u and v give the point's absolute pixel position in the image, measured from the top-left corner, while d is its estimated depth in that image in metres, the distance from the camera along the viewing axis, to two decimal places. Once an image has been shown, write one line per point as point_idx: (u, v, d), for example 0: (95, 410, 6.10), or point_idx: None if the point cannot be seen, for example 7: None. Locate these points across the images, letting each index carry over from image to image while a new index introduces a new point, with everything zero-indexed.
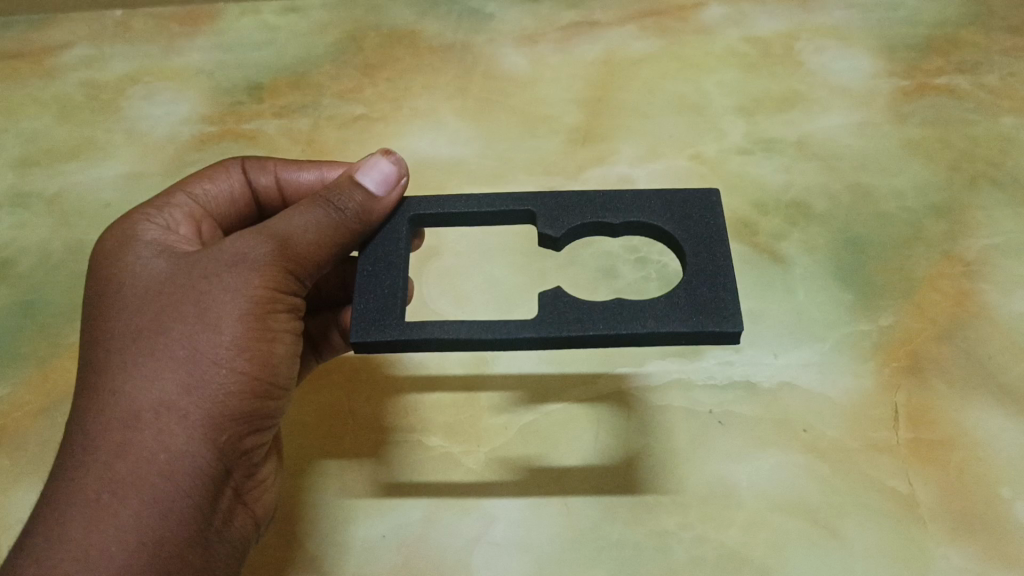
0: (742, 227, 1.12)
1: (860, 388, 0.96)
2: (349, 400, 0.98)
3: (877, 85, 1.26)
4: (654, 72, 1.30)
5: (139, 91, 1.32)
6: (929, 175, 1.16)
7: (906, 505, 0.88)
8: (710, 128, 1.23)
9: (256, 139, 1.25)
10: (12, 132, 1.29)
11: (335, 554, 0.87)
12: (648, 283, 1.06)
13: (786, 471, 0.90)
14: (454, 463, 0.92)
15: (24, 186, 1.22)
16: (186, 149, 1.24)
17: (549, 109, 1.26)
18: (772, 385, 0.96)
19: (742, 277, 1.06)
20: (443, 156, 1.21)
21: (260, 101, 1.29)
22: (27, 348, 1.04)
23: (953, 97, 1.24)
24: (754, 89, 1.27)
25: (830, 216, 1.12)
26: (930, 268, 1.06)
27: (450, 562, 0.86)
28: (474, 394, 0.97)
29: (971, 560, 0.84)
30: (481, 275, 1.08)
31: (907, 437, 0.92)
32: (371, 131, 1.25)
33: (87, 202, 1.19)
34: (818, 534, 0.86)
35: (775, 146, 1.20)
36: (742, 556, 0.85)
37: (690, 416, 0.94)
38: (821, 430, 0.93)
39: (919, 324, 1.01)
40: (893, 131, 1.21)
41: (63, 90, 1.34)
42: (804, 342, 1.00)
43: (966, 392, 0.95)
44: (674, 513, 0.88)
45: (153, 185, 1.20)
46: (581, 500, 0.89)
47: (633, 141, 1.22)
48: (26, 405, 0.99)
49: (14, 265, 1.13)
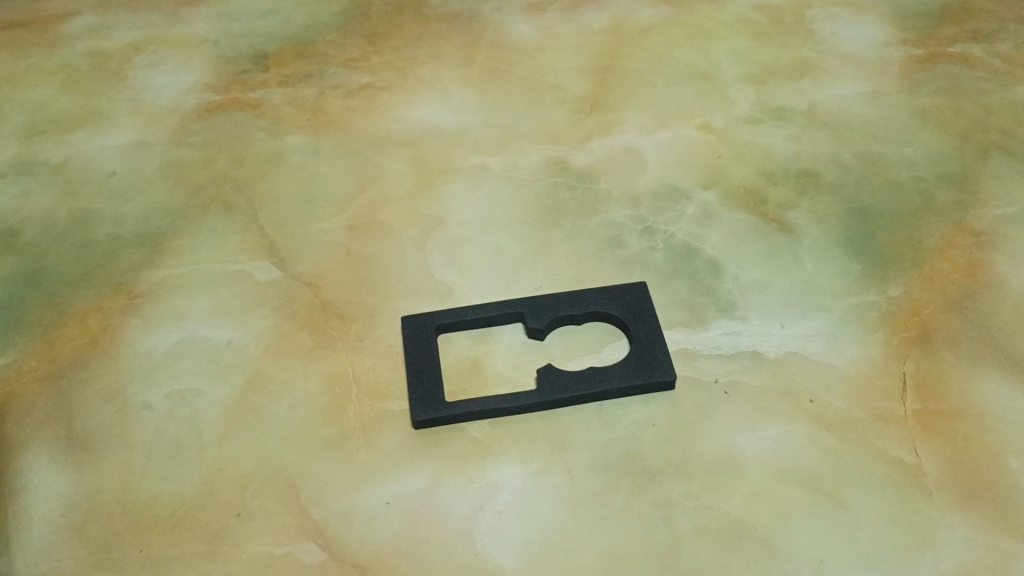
0: (750, 197, 1.11)
1: (867, 357, 0.95)
2: (353, 366, 0.97)
3: (889, 53, 1.26)
4: (663, 41, 1.30)
5: (143, 60, 1.32)
6: (941, 144, 1.15)
7: (912, 475, 0.87)
8: (719, 97, 1.22)
9: (261, 108, 1.24)
10: (15, 101, 1.28)
11: (338, 520, 0.87)
12: (654, 253, 1.05)
13: (792, 441, 0.90)
14: (459, 431, 0.92)
15: (27, 155, 1.21)
16: (191, 119, 1.24)
17: (557, 78, 1.25)
18: (779, 355, 0.96)
19: (750, 246, 1.06)
20: (449, 125, 1.21)
21: (265, 70, 1.29)
22: (30, 316, 1.03)
23: (966, 66, 1.24)
24: (763, 58, 1.27)
25: (840, 185, 1.11)
26: (940, 238, 1.05)
27: (454, 530, 0.86)
28: (480, 364, 0.97)
29: (978, 531, 0.84)
30: (487, 245, 1.07)
31: (914, 408, 0.92)
32: (377, 100, 1.24)
33: (92, 170, 1.18)
34: (823, 505, 0.86)
35: (784, 115, 1.19)
36: (747, 526, 0.85)
37: (695, 387, 0.94)
38: (828, 400, 0.93)
39: (928, 294, 1.00)
40: (903, 100, 1.20)
41: (68, 58, 1.33)
42: (811, 312, 0.99)
43: (975, 362, 0.95)
44: (679, 482, 0.88)
45: (158, 154, 1.20)
46: (586, 470, 0.89)
47: (641, 110, 1.21)
48: (30, 373, 0.98)
49: (19, 233, 1.12)
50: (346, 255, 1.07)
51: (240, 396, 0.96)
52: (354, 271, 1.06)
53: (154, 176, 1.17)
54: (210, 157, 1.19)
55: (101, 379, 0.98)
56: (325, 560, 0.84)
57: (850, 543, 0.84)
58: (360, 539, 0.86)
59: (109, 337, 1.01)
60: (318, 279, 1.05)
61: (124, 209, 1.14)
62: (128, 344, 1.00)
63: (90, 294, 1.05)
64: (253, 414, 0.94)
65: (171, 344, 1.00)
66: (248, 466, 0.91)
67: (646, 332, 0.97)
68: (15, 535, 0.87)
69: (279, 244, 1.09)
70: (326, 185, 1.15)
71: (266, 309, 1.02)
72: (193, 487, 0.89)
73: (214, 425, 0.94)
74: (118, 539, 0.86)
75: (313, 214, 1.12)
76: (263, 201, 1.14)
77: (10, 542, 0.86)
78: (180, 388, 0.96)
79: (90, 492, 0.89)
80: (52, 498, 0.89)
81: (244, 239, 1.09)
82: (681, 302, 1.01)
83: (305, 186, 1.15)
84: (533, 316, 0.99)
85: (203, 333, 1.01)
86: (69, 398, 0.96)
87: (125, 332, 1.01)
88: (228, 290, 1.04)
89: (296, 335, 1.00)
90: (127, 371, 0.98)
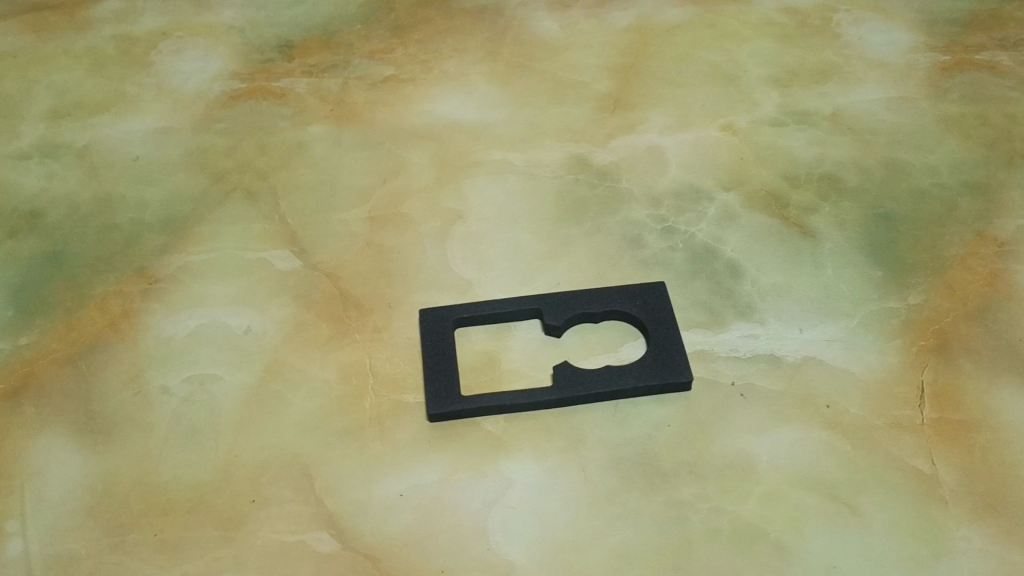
0: (771, 199, 1.10)
1: (885, 364, 0.95)
2: (370, 357, 0.98)
3: (916, 59, 1.25)
4: (688, 41, 1.29)
5: (170, 46, 1.33)
6: (966, 152, 1.14)
7: (927, 484, 0.87)
8: (743, 99, 1.22)
9: (285, 97, 1.25)
10: (42, 83, 1.28)
11: (352, 511, 0.87)
12: (674, 253, 1.05)
13: (807, 447, 0.90)
14: (474, 425, 0.92)
15: (52, 137, 1.22)
16: (215, 106, 1.24)
17: (580, 76, 1.25)
18: (796, 360, 0.96)
19: (770, 249, 1.05)
20: (472, 120, 1.21)
21: (290, 59, 1.29)
22: (52, 298, 1.04)
23: (993, 74, 1.23)
24: (789, 60, 1.26)
25: (862, 191, 1.11)
26: (962, 247, 1.05)
27: (466, 524, 0.86)
28: (496, 358, 0.97)
29: (991, 543, 0.84)
30: (505, 240, 1.07)
31: (931, 417, 0.91)
32: (401, 92, 1.25)
33: (116, 154, 1.19)
34: (837, 511, 0.86)
35: (808, 119, 1.19)
36: (760, 530, 0.85)
37: (711, 388, 0.94)
38: (844, 406, 0.92)
39: (949, 303, 1.00)
40: (929, 107, 1.19)
41: (96, 43, 1.34)
42: (830, 317, 0.99)
43: (994, 373, 0.94)
44: (692, 484, 0.88)
45: (182, 140, 1.20)
46: (599, 469, 0.89)
47: (664, 109, 1.21)
48: (52, 354, 0.99)
49: (43, 215, 1.13)
50: (366, 246, 1.08)
51: (257, 383, 0.96)
52: (374, 262, 1.06)
53: (177, 162, 1.18)
54: (233, 145, 1.19)
55: (121, 362, 0.98)
56: (338, 550, 0.85)
57: (862, 551, 0.84)
58: (373, 530, 0.86)
59: (130, 321, 1.02)
60: (337, 270, 1.05)
61: (147, 194, 1.14)
62: (148, 329, 1.01)
63: (112, 278, 1.06)
64: (270, 401, 0.95)
65: (191, 329, 1.01)
66: (263, 453, 0.91)
67: (664, 333, 0.97)
68: (33, 515, 0.88)
69: (300, 234, 1.09)
70: (348, 176, 1.15)
71: (285, 297, 1.03)
72: (209, 473, 0.90)
73: (231, 411, 0.94)
74: (134, 521, 0.87)
75: (334, 204, 1.12)
76: (284, 189, 1.14)
77: (28, 522, 0.87)
78: (199, 374, 0.97)
79: (107, 474, 0.90)
80: (69, 479, 0.90)
81: (265, 227, 1.10)
82: (699, 303, 1.01)
83: (327, 176, 1.15)
84: (550, 313, 0.99)
85: (222, 319, 1.01)
86: (89, 381, 0.97)
87: (145, 317, 1.02)
88: (248, 278, 1.05)
89: (314, 325, 1.01)
90: (146, 355, 0.99)
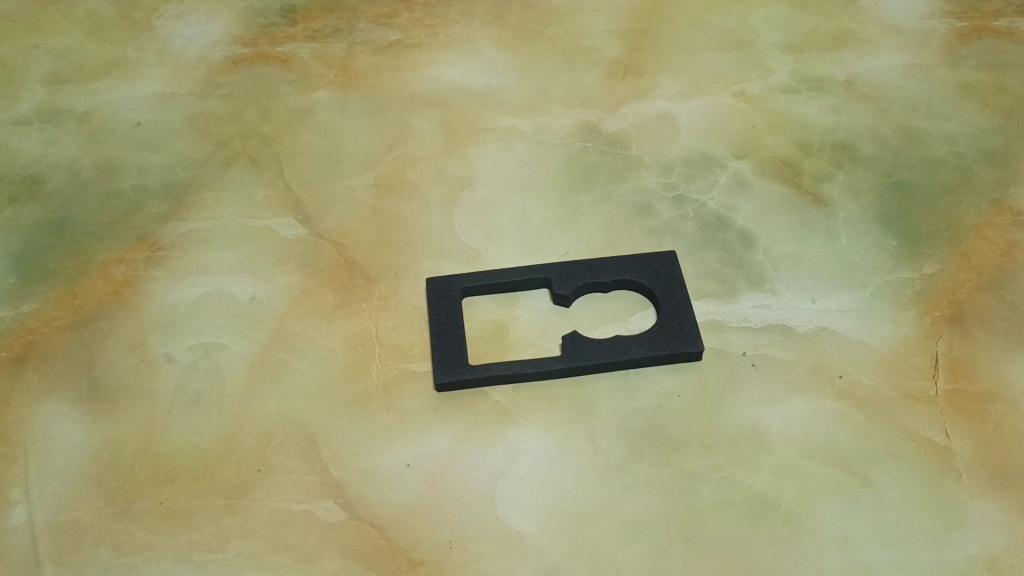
0: (784, 167, 1.08)
1: (899, 335, 0.93)
2: (376, 325, 0.96)
3: (933, 25, 1.22)
4: (700, 6, 1.27)
5: (172, 10, 1.30)
6: (983, 121, 1.12)
7: (941, 456, 0.86)
8: (757, 65, 1.20)
9: (289, 63, 1.22)
10: (42, 47, 1.26)
11: (359, 481, 0.86)
12: (685, 222, 1.04)
13: (820, 418, 0.89)
14: (481, 395, 0.91)
15: (54, 102, 1.20)
16: (217, 71, 1.22)
17: (590, 41, 1.23)
18: (809, 330, 0.94)
19: (784, 218, 1.04)
20: (478, 85, 1.18)
21: (294, 23, 1.27)
22: (54, 266, 1.02)
23: (1011, 41, 1.20)
24: (803, 26, 1.24)
25: (877, 159, 1.09)
26: (978, 217, 1.03)
27: (474, 494, 0.85)
28: (504, 328, 0.96)
29: (1005, 515, 0.83)
30: (514, 208, 1.06)
31: (945, 388, 0.90)
32: (407, 57, 1.22)
33: (118, 120, 1.17)
34: (850, 483, 0.85)
35: (822, 86, 1.17)
36: (772, 502, 0.84)
37: (721, 359, 0.92)
38: (857, 377, 0.91)
39: (964, 273, 0.98)
40: (945, 74, 1.17)
41: (97, 6, 1.31)
42: (843, 287, 0.98)
43: (1010, 344, 0.93)
44: (703, 454, 0.87)
45: (184, 105, 1.18)
46: (609, 439, 0.88)
47: (676, 76, 1.18)
48: (54, 321, 0.98)
49: (44, 181, 1.11)
50: (371, 213, 1.06)
51: (262, 351, 0.95)
52: (379, 229, 1.04)
53: (180, 128, 1.16)
54: (237, 110, 1.17)
55: (124, 330, 0.97)
56: (345, 519, 0.84)
57: (876, 523, 0.83)
58: (379, 500, 0.85)
59: (133, 288, 1.00)
60: (343, 238, 1.04)
61: (149, 161, 1.13)
62: (151, 296, 1.00)
63: (114, 245, 1.04)
64: (275, 370, 0.94)
65: (195, 296, 1.00)
66: (270, 422, 0.90)
67: (675, 303, 0.95)
68: (37, 482, 0.87)
69: (305, 201, 1.07)
70: (353, 142, 1.13)
71: (291, 265, 1.01)
72: (214, 442, 0.89)
73: (236, 379, 0.93)
74: (138, 489, 0.86)
75: (339, 171, 1.10)
76: (289, 155, 1.12)
77: (32, 490, 0.87)
78: (203, 342, 0.96)
79: (110, 442, 0.89)
80: (73, 448, 0.89)
81: (270, 194, 1.08)
82: (711, 273, 0.99)
83: (332, 143, 1.13)
84: (560, 283, 0.97)
85: (227, 288, 1.00)
86: (92, 349, 0.96)
87: (148, 284, 1.01)
88: (253, 245, 1.03)
89: (319, 293, 0.99)
90: (150, 323, 0.98)
